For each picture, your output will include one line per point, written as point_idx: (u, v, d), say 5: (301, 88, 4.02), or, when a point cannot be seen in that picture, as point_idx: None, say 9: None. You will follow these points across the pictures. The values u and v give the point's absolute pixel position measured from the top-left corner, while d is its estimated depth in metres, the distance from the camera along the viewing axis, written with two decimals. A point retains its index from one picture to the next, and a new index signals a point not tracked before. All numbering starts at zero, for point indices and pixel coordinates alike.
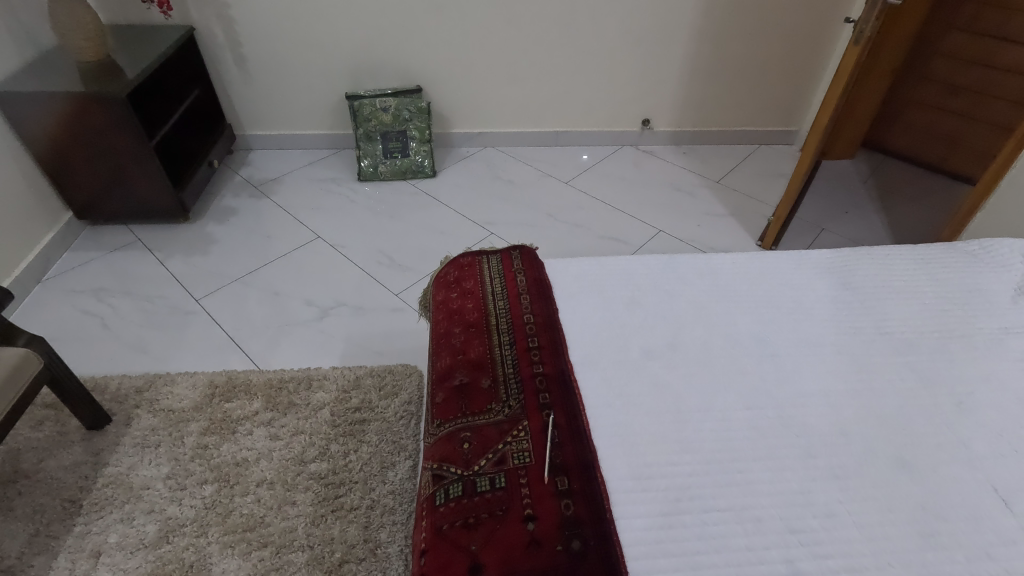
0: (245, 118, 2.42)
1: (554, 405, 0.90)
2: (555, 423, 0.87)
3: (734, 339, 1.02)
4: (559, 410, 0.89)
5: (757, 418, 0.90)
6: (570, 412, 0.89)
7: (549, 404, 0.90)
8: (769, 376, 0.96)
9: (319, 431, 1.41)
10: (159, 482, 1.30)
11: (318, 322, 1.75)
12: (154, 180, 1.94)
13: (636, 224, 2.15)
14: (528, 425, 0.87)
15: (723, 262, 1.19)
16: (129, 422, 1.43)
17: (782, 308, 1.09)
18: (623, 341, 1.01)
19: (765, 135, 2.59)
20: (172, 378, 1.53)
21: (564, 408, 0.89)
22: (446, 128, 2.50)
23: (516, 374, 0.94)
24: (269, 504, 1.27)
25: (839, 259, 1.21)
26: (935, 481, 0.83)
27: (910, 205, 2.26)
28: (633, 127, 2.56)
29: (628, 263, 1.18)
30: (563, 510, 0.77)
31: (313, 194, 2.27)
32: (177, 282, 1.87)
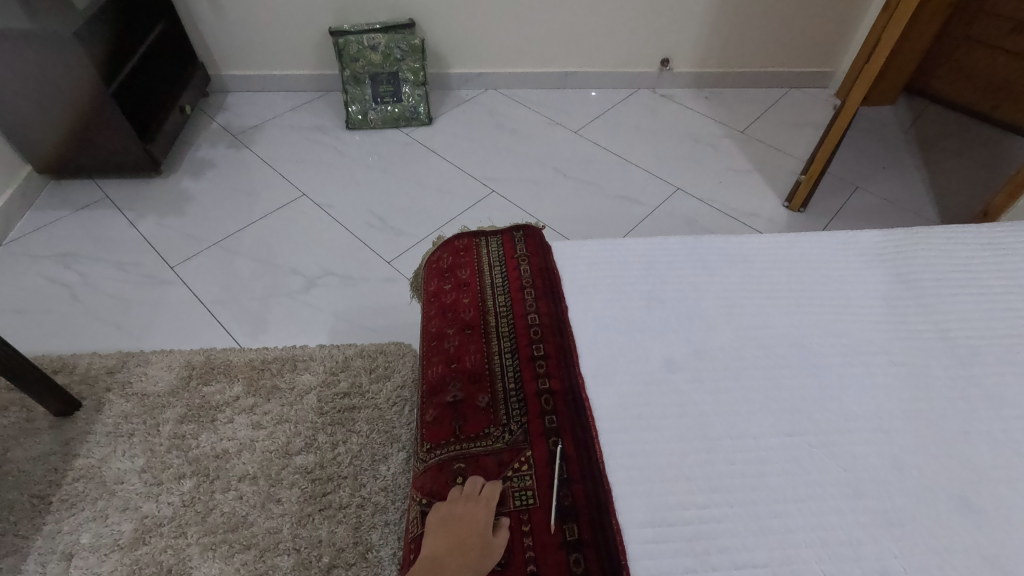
0: (219, 57, 2.17)
1: (562, 430, 0.77)
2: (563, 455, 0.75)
3: (771, 346, 0.88)
4: (569, 437, 0.77)
5: (798, 446, 0.77)
6: (583, 440, 0.77)
7: (558, 430, 0.77)
8: (810, 393, 0.83)
9: (305, 420, 1.31)
10: (133, 477, 1.21)
11: (305, 293, 1.61)
12: (118, 130, 1.74)
13: (652, 182, 1.96)
14: (532, 456, 0.75)
15: (758, 247, 1.03)
16: (100, 408, 1.32)
17: (826, 306, 0.94)
18: (643, 348, 0.87)
19: (797, 76, 2.34)
20: (146, 357, 1.41)
21: (575, 436, 0.77)
22: (443, 69, 2.25)
23: (519, 392, 0.81)
24: (253, 502, 1.18)
25: (892, 244, 1.04)
26: (1006, 529, 0.71)
27: (955, 160, 2.04)
28: (651, 68, 2.30)
29: (650, 248, 1.01)
30: (572, 567, 0.66)
31: (298, 144, 2.07)
32: (150, 246, 1.72)
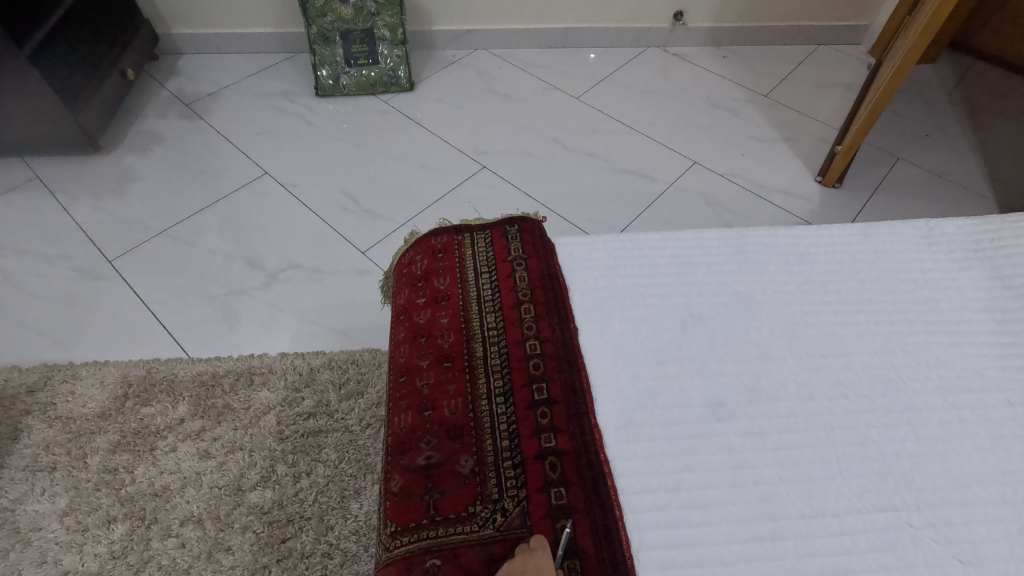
0: (167, 13, 1.89)
1: (571, 510, 0.58)
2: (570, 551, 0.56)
3: (846, 381, 0.67)
4: (580, 522, 0.57)
5: (894, 528, 0.57)
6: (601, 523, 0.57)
7: (565, 509, 0.58)
8: (902, 447, 0.62)
9: (262, 447, 1.10)
10: (53, 522, 1.01)
11: (265, 290, 1.38)
12: (41, 98, 1.48)
13: (666, 154, 1.71)
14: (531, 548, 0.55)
15: (818, 244, 0.81)
16: (17, 436, 1.11)
17: (913, 324, 0.72)
18: (678, 388, 0.66)
19: (827, 31, 2.07)
20: (75, 372, 1.20)
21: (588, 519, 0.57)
22: (425, 25, 1.97)
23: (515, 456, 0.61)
24: (196, 551, 0.98)
25: (987, 236, 0.82)
26: None
27: (1006, 126, 1.80)
28: (662, 23, 2.03)
29: (681, 247, 0.79)
30: None
31: (260, 114, 1.81)
32: (86, 236, 1.48)
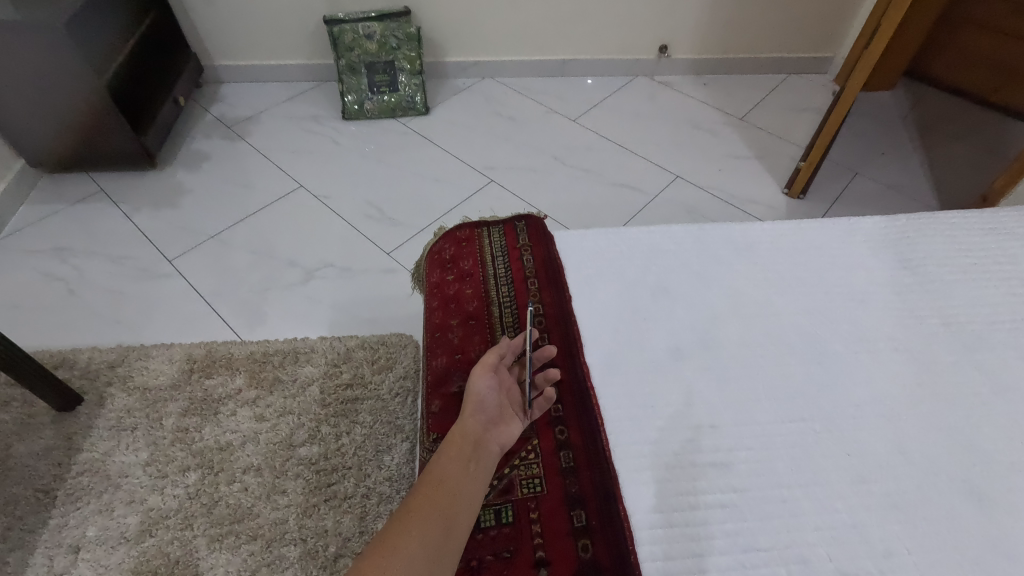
0: (213, 47, 2.15)
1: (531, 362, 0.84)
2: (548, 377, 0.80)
3: (776, 333, 0.87)
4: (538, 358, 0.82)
5: (804, 433, 0.77)
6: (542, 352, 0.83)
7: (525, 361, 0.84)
8: (816, 379, 0.82)
9: (308, 411, 1.31)
10: (138, 470, 1.22)
11: (304, 285, 1.59)
12: (111, 121, 1.71)
13: (652, 169, 1.95)
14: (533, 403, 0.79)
15: (763, 234, 1.01)
16: (102, 402, 1.32)
17: (833, 293, 0.92)
18: (647, 338, 0.86)
19: (796, 61, 2.32)
20: (147, 351, 1.41)
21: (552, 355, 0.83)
22: (438, 57, 2.23)
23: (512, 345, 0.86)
24: (257, 493, 1.18)
25: (895, 229, 1.03)
26: (1007, 512, 0.71)
27: (953, 145, 2.03)
28: (649, 55, 2.28)
29: (653, 236, 1.00)
30: (579, 552, 0.68)
31: (293, 135, 2.05)
32: (147, 239, 1.70)
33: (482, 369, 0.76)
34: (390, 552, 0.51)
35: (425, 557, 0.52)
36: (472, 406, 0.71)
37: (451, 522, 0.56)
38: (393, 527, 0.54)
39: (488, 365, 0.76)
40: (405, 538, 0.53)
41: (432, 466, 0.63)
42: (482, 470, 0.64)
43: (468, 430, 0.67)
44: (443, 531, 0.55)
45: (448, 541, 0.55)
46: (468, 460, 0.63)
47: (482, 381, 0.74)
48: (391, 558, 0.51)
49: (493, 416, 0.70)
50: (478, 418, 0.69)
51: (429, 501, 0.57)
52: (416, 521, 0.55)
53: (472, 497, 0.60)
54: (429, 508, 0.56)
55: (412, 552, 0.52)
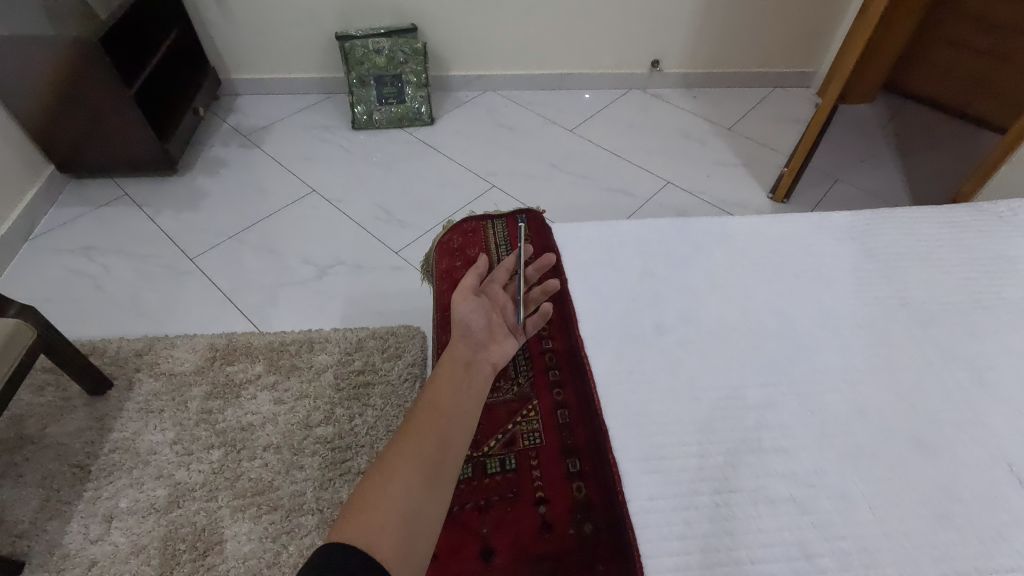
0: (230, 61, 2.27)
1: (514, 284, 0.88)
2: (544, 289, 0.86)
3: (751, 311, 0.97)
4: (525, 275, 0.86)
5: (773, 395, 0.87)
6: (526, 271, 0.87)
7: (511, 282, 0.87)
8: (785, 350, 0.92)
9: (324, 395, 1.40)
10: (165, 448, 1.31)
11: (317, 281, 1.70)
12: (137, 129, 1.83)
13: (644, 175, 2.07)
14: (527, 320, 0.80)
15: (741, 227, 1.12)
16: (131, 387, 1.41)
17: (802, 277, 1.03)
18: (635, 314, 0.96)
19: (781, 76, 2.46)
20: (171, 341, 1.51)
21: (540, 269, 0.89)
22: (443, 71, 2.36)
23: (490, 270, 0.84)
24: (277, 468, 1.28)
25: (861, 221, 1.14)
26: (951, 461, 0.80)
27: (929, 154, 2.16)
28: (642, 69, 2.41)
29: (641, 227, 1.11)
30: (574, 493, 0.78)
31: (306, 143, 2.17)
32: (169, 239, 1.80)
33: (463, 293, 0.76)
34: (386, 475, 0.53)
35: (422, 475, 0.54)
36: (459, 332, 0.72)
37: (446, 441, 0.58)
38: (389, 451, 0.56)
39: (468, 290, 0.77)
40: (400, 461, 0.55)
41: (426, 390, 0.64)
42: (474, 390, 0.65)
43: (457, 355, 0.69)
44: (439, 449, 0.57)
45: (444, 458, 0.57)
46: (459, 383, 0.65)
47: (465, 306, 0.75)
48: (389, 477, 0.53)
49: (480, 339, 0.72)
50: (465, 343, 0.71)
51: (423, 424, 0.59)
52: (411, 444, 0.57)
53: (467, 415, 0.62)
54: (423, 430, 0.58)
55: (408, 471, 0.54)
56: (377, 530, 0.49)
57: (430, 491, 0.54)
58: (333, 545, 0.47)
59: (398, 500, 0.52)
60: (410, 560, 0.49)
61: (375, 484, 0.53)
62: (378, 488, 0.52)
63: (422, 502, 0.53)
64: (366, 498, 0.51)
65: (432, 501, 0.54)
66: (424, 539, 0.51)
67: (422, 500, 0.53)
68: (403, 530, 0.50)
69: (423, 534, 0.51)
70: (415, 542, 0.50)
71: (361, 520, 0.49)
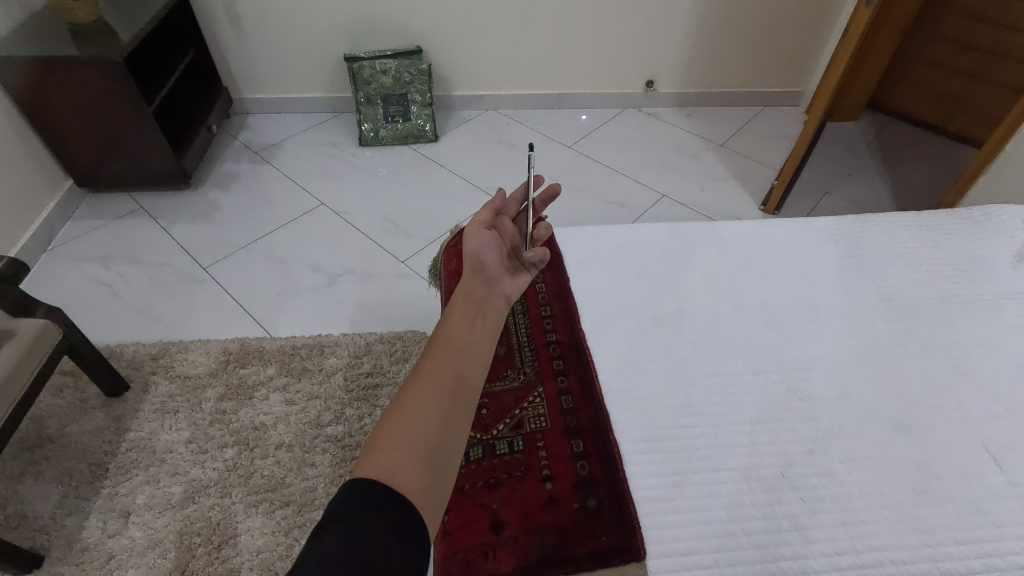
0: (242, 81, 2.37)
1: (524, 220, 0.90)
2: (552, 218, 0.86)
3: (742, 306, 1.04)
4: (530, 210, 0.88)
5: (763, 382, 0.93)
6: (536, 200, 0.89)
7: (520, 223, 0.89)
8: (774, 341, 0.98)
9: (334, 396, 1.45)
10: (181, 447, 1.35)
11: (327, 288, 1.76)
12: (155, 145, 1.91)
13: (641, 189, 2.15)
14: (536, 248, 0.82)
15: (732, 229, 1.19)
16: (147, 389, 1.46)
17: (789, 276, 1.09)
18: (633, 309, 1.02)
19: (771, 95, 2.56)
20: (186, 345, 1.56)
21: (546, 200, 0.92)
22: (446, 91, 2.46)
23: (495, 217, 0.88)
24: (289, 465, 1.32)
25: (845, 224, 1.21)
26: (930, 441, 0.86)
27: (913, 168, 2.25)
28: (637, 89, 2.52)
29: (638, 231, 1.18)
30: (579, 471, 0.82)
31: (314, 159, 2.25)
32: (183, 250, 1.87)
33: (473, 232, 0.82)
34: (406, 413, 0.58)
35: (440, 413, 0.59)
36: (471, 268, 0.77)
37: (461, 381, 0.63)
38: (406, 391, 0.61)
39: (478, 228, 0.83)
40: (418, 400, 0.60)
41: (440, 332, 0.69)
42: (485, 328, 0.70)
43: (471, 292, 0.73)
44: (454, 388, 0.62)
45: (460, 396, 0.62)
46: (471, 324, 0.69)
47: (477, 243, 0.80)
48: (410, 415, 0.58)
49: (492, 273, 0.77)
50: (478, 278, 0.76)
51: (438, 366, 0.64)
52: (427, 383, 0.61)
53: (479, 354, 0.67)
54: (439, 371, 0.63)
55: (427, 409, 0.59)
56: (401, 463, 0.54)
57: (448, 427, 0.59)
58: (361, 481, 0.52)
59: (419, 435, 0.57)
60: (432, 489, 0.54)
61: (396, 422, 0.58)
62: (399, 426, 0.57)
63: (441, 435, 0.58)
64: (388, 435, 0.56)
65: (451, 433, 0.59)
66: (444, 469, 0.57)
67: (441, 435, 0.58)
68: (425, 461, 0.55)
69: (443, 465, 0.57)
70: (436, 473, 0.56)
71: (386, 454, 0.55)
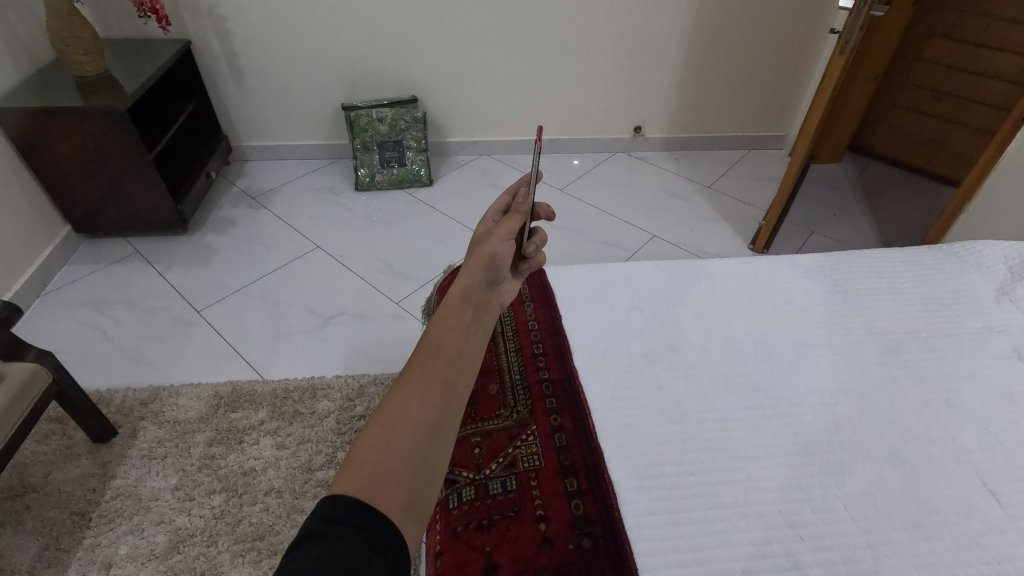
0: (242, 130, 2.44)
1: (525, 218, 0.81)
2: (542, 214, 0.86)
3: (733, 341, 1.05)
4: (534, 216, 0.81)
5: (757, 418, 0.93)
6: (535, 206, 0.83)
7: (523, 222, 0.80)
8: (766, 376, 0.99)
9: (325, 439, 1.43)
10: (167, 493, 1.32)
11: (321, 330, 1.76)
12: (153, 190, 1.95)
13: (631, 230, 2.19)
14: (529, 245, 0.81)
15: (720, 267, 1.21)
16: (135, 435, 1.44)
17: (777, 311, 1.11)
18: (625, 345, 1.03)
19: (754, 138, 2.65)
20: (177, 390, 1.54)
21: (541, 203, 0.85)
22: (441, 138, 2.53)
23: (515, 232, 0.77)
24: (278, 512, 1.28)
25: (831, 261, 1.23)
26: (925, 475, 0.86)
27: (896, 207, 2.31)
28: (625, 134, 2.60)
29: (628, 269, 1.19)
30: (573, 510, 0.80)
31: (311, 204, 2.29)
32: (177, 294, 1.87)
33: (502, 232, 0.75)
34: (390, 426, 0.58)
35: (425, 427, 0.59)
36: (480, 265, 0.73)
37: (449, 392, 0.62)
38: (391, 401, 0.60)
39: (510, 231, 0.76)
40: (404, 412, 0.59)
41: (431, 335, 0.68)
42: (478, 334, 0.70)
43: (469, 291, 0.72)
44: (442, 400, 0.61)
45: (447, 408, 0.61)
46: (464, 331, 0.68)
47: (501, 243, 0.75)
48: (394, 429, 0.57)
49: (495, 274, 0.75)
50: (480, 278, 0.74)
51: (426, 374, 0.63)
52: (414, 394, 0.61)
53: (470, 361, 0.67)
54: (428, 381, 0.62)
55: (412, 424, 0.58)
56: (384, 480, 0.54)
57: (434, 439, 0.59)
58: (341, 498, 0.52)
59: (404, 450, 0.56)
60: (417, 505, 0.54)
61: (379, 435, 0.57)
62: (383, 440, 0.57)
63: (426, 449, 0.58)
64: (371, 448, 0.56)
65: (436, 446, 0.59)
66: (429, 484, 0.56)
67: (426, 451, 0.58)
68: (408, 478, 0.55)
69: (428, 481, 0.56)
70: (420, 489, 0.55)
71: (368, 470, 0.54)
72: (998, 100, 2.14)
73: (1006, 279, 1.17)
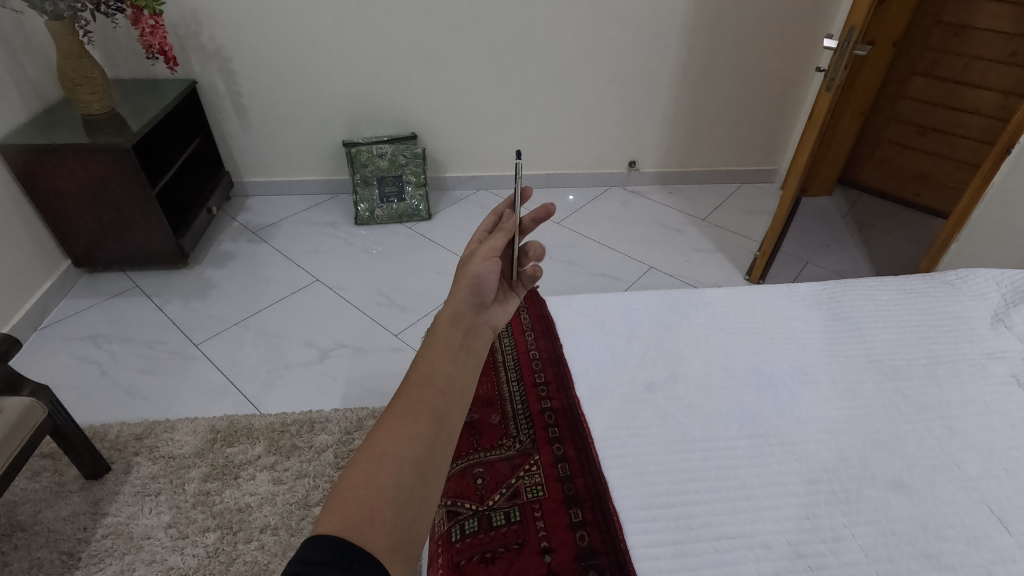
0: (243, 166, 2.47)
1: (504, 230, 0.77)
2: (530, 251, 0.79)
3: (734, 370, 1.05)
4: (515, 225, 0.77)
5: (761, 446, 0.92)
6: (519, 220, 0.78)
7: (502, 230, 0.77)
8: (767, 404, 0.99)
9: (323, 474, 1.41)
10: (160, 532, 1.29)
11: (319, 362, 1.75)
12: (154, 226, 1.96)
13: (628, 261, 2.21)
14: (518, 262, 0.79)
15: (718, 296, 1.22)
16: (128, 471, 1.41)
17: (775, 338, 1.12)
18: (626, 374, 1.04)
19: (745, 172, 2.71)
20: (173, 424, 1.52)
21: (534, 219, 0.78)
22: (440, 173, 2.58)
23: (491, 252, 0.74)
24: (274, 550, 1.25)
25: (826, 289, 1.24)
26: (932, 503, 0.85)
27: (887, 238, 2.34)
28: (620, 168, 2.66)
29: (628, 298, 1.21)
30: (578, 541, 0.79)
31: (311, 238, 2.31)
32: (176, 327, 1.87)
33: (484, 251, 0.73)
34: (377, 462, 0.57)
35: (413, 462, 0.58)
36: (465, 289, 0.72)
37: (437, 423, 0.61)
38: (378, 435, 0.60)
39: (492, 249, 0.74)
40: (391, 447, 0.58)
41: (418, 365, 0.67)
42: (468, 361, 0.69)
43: (458, 317, 0.71)
44: (431, 432, 0.60)
45: (435, 440, 0.60)
46: (452, 358, 0.68)
47: (482, 263, 0.73)
48: (380, 465, 0.57)
49: (483, 296, 0.74)
50: (469, 301, 0.73)
51: (414, 407, 0.62)
52: (401, 427, 0.60)
53: (459, 390, 0.65)
54: (415, 414, 0.61)
55: (398, 459, 0.57)
56: (371, 518, 0.53)
57: (422, 474, 0.58)
58: (325, 538, 0.51)
59: (389, 487, 0.56)
60: (404, 544, 0.54)
61: (365, 471, 0.56)
62: (368, 477, 0.56)
63: (413, 484, 0.57)
64: (357, 485, 0.55)
65: (424, 481, 0.58)
66: (417, 521, 0.56)
67: (413, 485, 0.57)
68: (395, 516, 0.54)
69: (415, 518, 0.56)
70: (406, 526, 0.54)
71: (353, 509, 0.53)
72: (980, 134, 2.21)
73: (1000, 306, 1.19)
